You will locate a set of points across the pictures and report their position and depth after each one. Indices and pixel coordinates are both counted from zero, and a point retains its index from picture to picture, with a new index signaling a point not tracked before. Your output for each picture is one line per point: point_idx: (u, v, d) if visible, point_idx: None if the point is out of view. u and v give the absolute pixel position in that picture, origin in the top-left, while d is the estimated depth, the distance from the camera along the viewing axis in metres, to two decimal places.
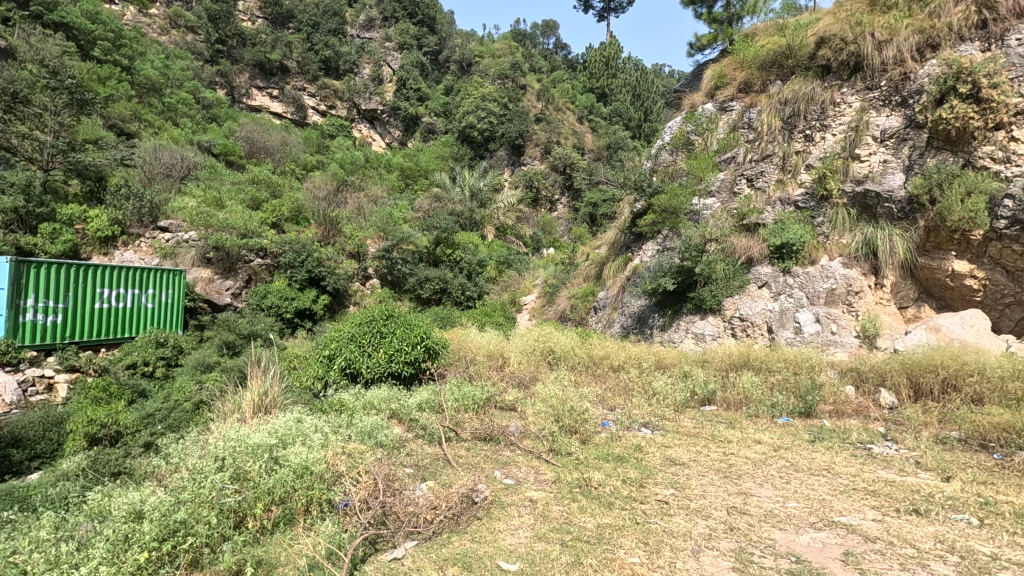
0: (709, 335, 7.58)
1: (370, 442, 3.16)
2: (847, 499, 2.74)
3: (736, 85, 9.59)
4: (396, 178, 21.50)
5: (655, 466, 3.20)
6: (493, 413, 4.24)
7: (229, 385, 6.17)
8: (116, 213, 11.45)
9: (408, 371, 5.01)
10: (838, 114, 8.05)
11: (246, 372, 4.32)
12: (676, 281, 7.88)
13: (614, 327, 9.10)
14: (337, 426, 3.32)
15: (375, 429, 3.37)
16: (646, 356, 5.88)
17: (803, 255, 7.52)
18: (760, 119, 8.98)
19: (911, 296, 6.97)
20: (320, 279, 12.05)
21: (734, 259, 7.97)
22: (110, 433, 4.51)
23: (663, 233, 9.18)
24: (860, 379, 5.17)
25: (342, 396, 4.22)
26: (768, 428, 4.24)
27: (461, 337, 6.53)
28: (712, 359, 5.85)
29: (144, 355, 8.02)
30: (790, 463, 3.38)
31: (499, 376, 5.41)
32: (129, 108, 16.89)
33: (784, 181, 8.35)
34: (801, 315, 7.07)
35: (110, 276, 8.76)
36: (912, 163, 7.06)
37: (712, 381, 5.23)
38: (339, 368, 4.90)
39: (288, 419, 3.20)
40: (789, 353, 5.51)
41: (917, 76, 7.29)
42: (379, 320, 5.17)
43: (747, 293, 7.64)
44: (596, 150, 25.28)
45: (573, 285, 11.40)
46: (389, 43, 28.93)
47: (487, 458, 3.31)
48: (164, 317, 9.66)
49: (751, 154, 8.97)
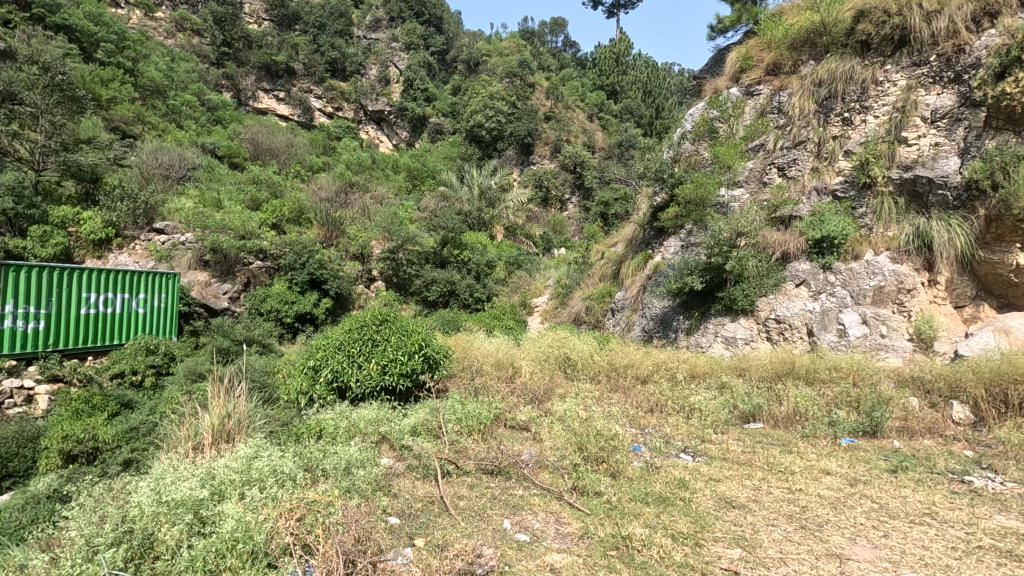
0: (741, 339, 6.83)
1: (345, 484, 2.51)
2: (979, 566, 2.05)
3: (763, 67, 8.82)
4: (404, 179, 20.85)
5: (710, 512, 2.52)
6: (505, 441, 3.57)
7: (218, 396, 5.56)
8: (109, 214, 10.92)
9: (405, 386, 4.34)
10: (880, 94, 7.30)
11: (209, 388, 3.69)
12: (704, 280, 7.14)
13: (633, 330, 8.38)
14: (304, 462, 2.67)
15: (353, 465, 2.71)
16: (678, 365, 5.18)
17: (845, 250, 6.80)
18: (791, 103, 8.20)
19: (968, 294, 6.20)
20: (322, 282, 11.40)
21: (768, 255, 7.24)
22: (88, 450, 3.89)
23: (685, 228, 8.47)
24: (926, 390, 4.42)
25: (323, 417, 3.59)
26: (833, 453, 3.55)
27: (466, 344, 5.84)
28: (751, 369, 5.14)
29: (132, 363, 7.37)
30: (877, 505, 2.68)
31: (509, 389, 4.68)
32: (132, 110, 16.45)
33: (819, 170, 7.60)
34: (846, 316, 6.34)
35: (99, 280, 8.18)
36: (969, 145, 6.31)
37: (755, 394, 4.50)
38: (325, 381, 4.26)
39: (239, 455, 2.57)
40: (842, 360, 4.80)
41: (973, 48, 6.54)
42: (372, 326, 4.54)
43: (783, 293, 6.90)
44: (607, 148, 24.61)
45: (588, 286, 10.68)
46: (395, 44, 28.24)
47: (495, 501, 2.63)
48: (156, 324, 9.07)
49: (781, 140, 8.21)
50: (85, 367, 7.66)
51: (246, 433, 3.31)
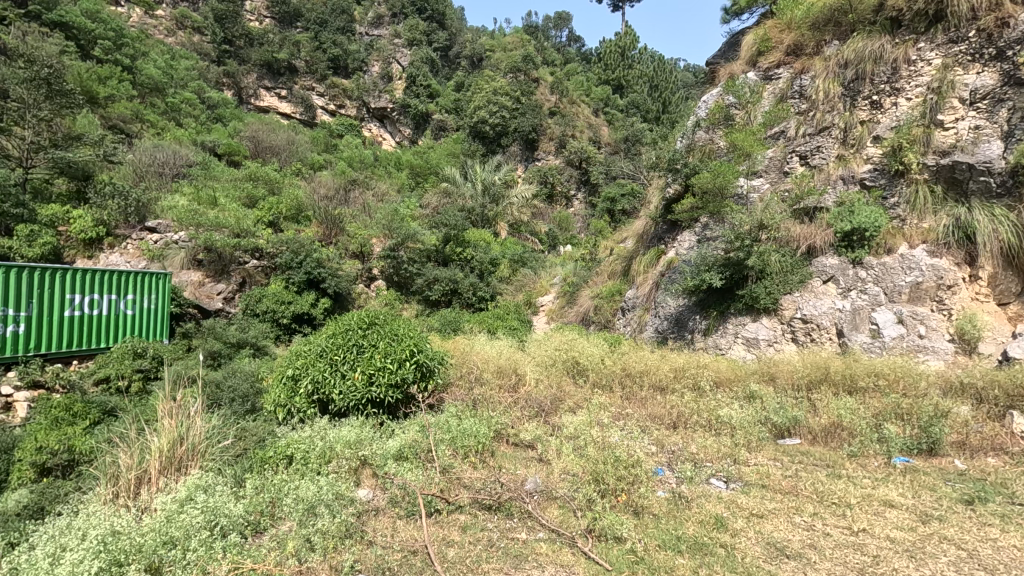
0: (763, 340, 6.30)
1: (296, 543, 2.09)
2: None
3: (783, 49, 8.24)
4: (406, 176, 20.36)
5: (759, 566, 2.04)
6: (507, 467, 3.08)
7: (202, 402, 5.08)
8: (100, 213, 10.53)
9: (394, 399, 3.83)
10: (914, 74, 6.75)
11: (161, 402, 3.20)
12: (723, 277, 6.59)
13: (645, 331, 7.83)
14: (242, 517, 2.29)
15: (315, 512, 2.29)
16: (701, 371, 4.65)
17: (876, 243, 6.27)
18: (814, 86, 7.64)
19: (1015, 290, 5.53)
20: (320, 281, 10.89)
21: (791, 250, 6.70)
22: (65, 463, 3.42)
23: (701, 221, 7.92)
24: (982, 399, 3.89)
25: (294, 438, 3.13)
26: (887, 476, 3.06)
27: (465, 347, 5.36)
28: (781, 375, 4.61)
29: (118, 368, 6.93)
30: (964, 553, 2.17)
31: (512, 401, 4.15)
32: (130, 108, 16.03)
33: (845, 158, 7.05)
34: (879, 315, 5.80)
35: (84, 281, 7.72)
36: (1013, 128, 5.77)
37: (790, 405, 3.99)
38: (305, 394, 3.79)
39: (169, 510, 2.19)
40: (883, 366, 4.28)
41: (1019, 22, 5.99)
42: (358, 331, 4.03)
43: (810, 290, 6.36)
44: (613, 143, 24.12)
45: (596, 284, 10.14)
46: (398, 40, 27.71)
47: (494, 551, 2.17)
48: (146, 326, 8.62)
49: (804, 127, 7.66)
50: (69, 372, 7.21)
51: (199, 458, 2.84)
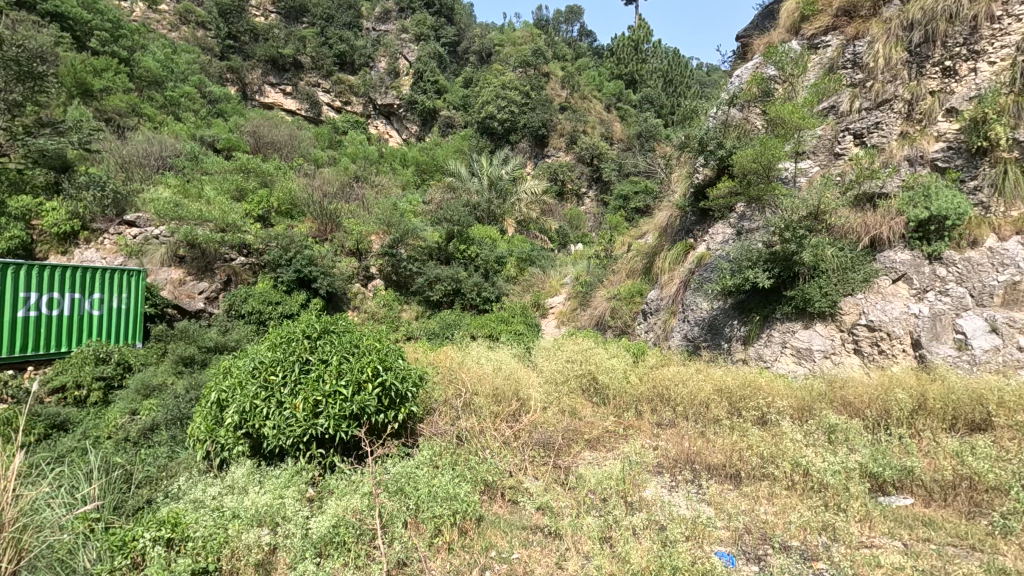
0: (819, 351, 5.21)
1: None
2: None
3: (832, 13, 7.20)
4: (413, 173, 19.29)
5: None
6: (498, 549, 2.14)
7: (134, 422, 4.09)
8: (75, 205, 9.58)
9: (348, 437, 2.80)
10: (998, 33, 5.62)
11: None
12: (770, 276, 5.52)
13: (672, 338, 6.79)
14: None
15: None
16: (763, 396, 3.57)
17: (958, 235, 5.15)
18: (872, 52, 6.60)
19: None
20: (311, 280, 9.90)
21: (850, 244, 5.63)
22: None
23: (737, 210, 6.88)
24: None
25: (184, 509, 2.19)
26: None
27: (458, 360, 4.34)
28: (857, 400, 3.54)
29: (75, 376, 5.95)
30: None
31: (512, 436, 3.11)
32: (125, 101, 14.98)
33: (912, 134, 5.97)
34: (967, 323, 4.65)
35: (42, 277, 6.66)
36: None
37: (891, 449, 2.91)
38: (231, 427, 2.81)
39: None
40: (1003, 392, 3.18)
41: None
42: (304, 342, 3.03)
43: (875, 291, 5.27)
44: (625, 139, 23.09)
45: (613, 283, 9.08)
46: (405, 35, 26.72)
47: None
48: (118, 329, 7.49)
49: (859, 100, 6.62)
50: (23, 380, 6.21)
51: (17, 558, 1.90)
